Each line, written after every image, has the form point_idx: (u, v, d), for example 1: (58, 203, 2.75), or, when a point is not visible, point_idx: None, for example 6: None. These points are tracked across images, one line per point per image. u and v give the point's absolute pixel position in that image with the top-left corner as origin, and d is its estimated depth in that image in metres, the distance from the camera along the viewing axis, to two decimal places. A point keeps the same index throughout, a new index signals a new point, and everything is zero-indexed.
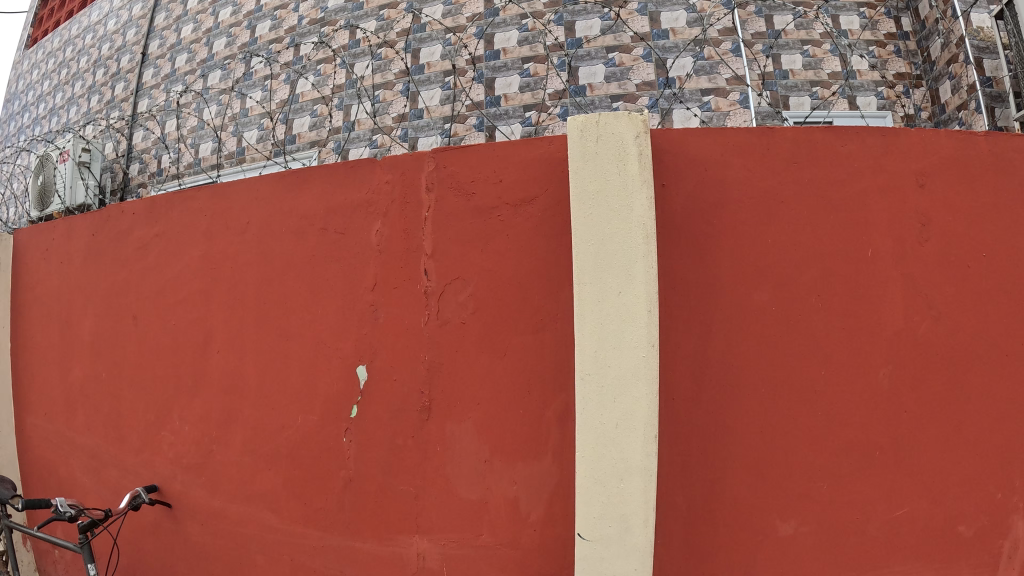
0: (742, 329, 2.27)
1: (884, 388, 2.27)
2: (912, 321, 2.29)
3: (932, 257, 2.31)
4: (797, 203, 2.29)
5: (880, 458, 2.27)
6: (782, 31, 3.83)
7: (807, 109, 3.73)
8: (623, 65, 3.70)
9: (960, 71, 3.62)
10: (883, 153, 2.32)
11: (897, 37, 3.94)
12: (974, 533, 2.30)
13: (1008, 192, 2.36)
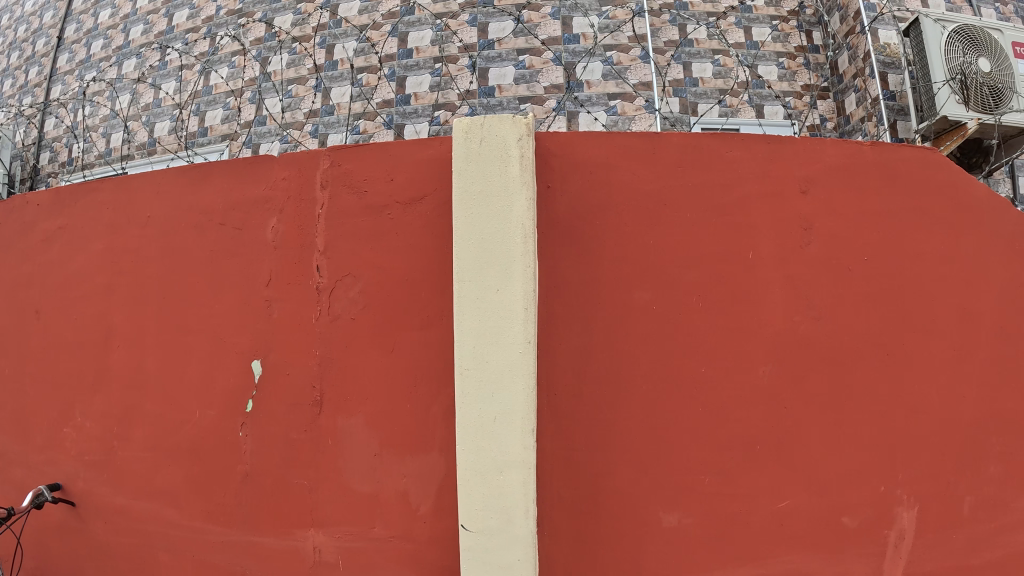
0: (627, 327, 2.32)
1: (764, 385, 2.34)
2: (792, 321, 2.36)
3: (812, 260, 2.39)
4: (682, 206, 2.35)
5: (760, 453, 2.34)
6: (695, 39, 3.93)
7: (717, 116, 3.84)
8: (533, 67, 3.77)
9: (865, 85, 3.79)
10: (767, 160, 2.40)
11: (807, 50, 4.06)
12: (858, 524, 2.37)
13: (890, 197, 2.45)
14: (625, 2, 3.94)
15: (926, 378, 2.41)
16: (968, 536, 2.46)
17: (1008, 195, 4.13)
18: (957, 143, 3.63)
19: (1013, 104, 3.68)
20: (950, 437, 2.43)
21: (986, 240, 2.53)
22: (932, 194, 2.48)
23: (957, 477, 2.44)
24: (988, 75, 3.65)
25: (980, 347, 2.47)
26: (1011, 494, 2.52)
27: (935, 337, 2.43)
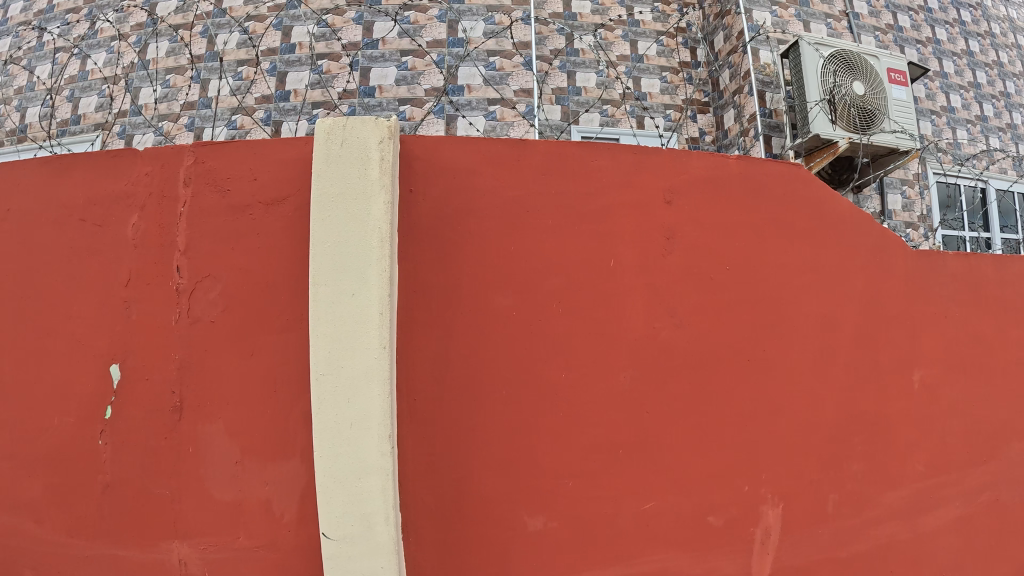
0: (486, 334, 2.20)
1: (626, 388, 2.27)
2: (653, 327, 2.30)
3: (676, 266, 2.34)
4: (544, 213, 2.25)
5: (623, 455, 2.27)
6: (580, 49, 4.00)
7: (597, 125, 3.95)
8: (415, 69, 3.77)
9: (744, 102, 3.95)
10: (633, 170, 2.33)
11: (691, 66, 4.20)
12: (724, 522, 2.36)
13: (756, 208, 2.44)
14: (510, 9, 3.95)
15: (787, 382, 2.43)
16: (832, 530, 2.51)
17: (876, 210, 4.43)
18: (829, 160, 3.85)
19: (883, 125, 3.91)
20: (811, 439, 2.47)
21: (848, 253, 2.57)
22: (796, 205, 2.49)
23: (820, 475, 2.49)
24: (863, 98, 3.88)
25: (839, 352, 2.52)
26: (873, 489, 2.59)
27: (797, 343, 2.45)
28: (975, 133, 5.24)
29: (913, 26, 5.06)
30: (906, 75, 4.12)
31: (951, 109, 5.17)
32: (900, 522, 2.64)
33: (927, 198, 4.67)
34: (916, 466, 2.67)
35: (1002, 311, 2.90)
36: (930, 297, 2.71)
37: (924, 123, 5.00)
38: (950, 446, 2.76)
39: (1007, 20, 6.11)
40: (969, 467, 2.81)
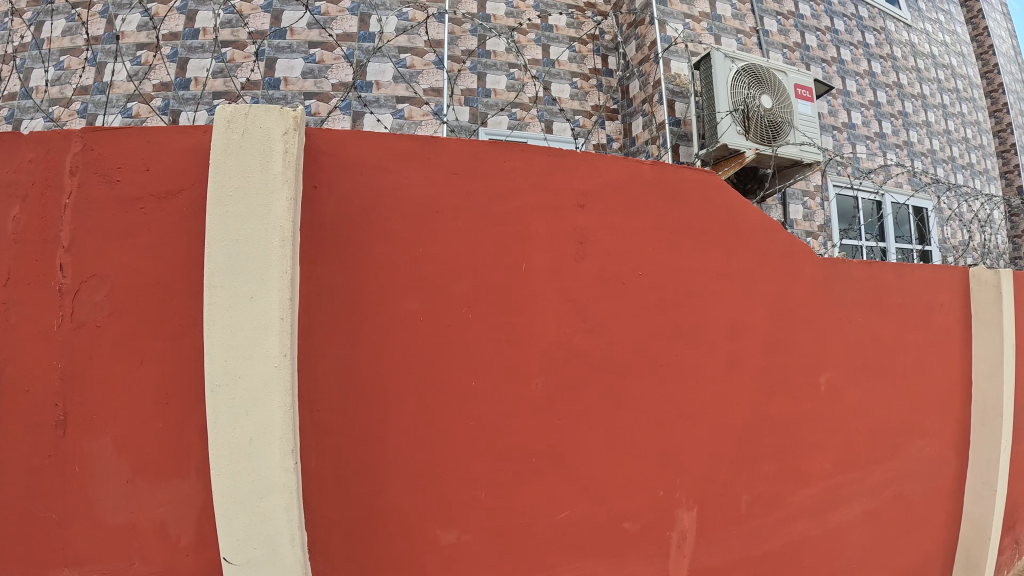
0: (393, 341, 1.90)
1: (539, 397, 2.05)
2: (565, 332, 2.08)
3: (591, 270, 2.12)
4: (453, 211, 1.96)
5: (538, 465, 2.05)
6: (492, 51, 3.95)
7: (504, 127, 3.91)
8: (323, 63, 3.65)
9: (653, 110, 3.93)
10: (548, 172, 2.08)
11: (601, 73, 4.20)
12: (639, 529, 2.21)
13: (674, 216, 2.26)
14: (425, 5, 3.87)
15: (705, 386, 2.30)
16: (745, 530, 2.42)
17: (779, 219, 4.53)
18: (736, 169, 3.87)
19: (789, 137, 3.99)
20: (728, 441, 2.36)
21: (759, 262, 2.43)
22: (710, 216, 2.33)
23: (733, 477, 2.38)
24: (770, 111, 3.92)
25: (750, 357, 2.39)
26: (786, 489, 2.51)
27: (710, 355, 2.31)
28: (873, 148, 5.51)
29: (819, 45, 5.23)
30: (811, 91, 4.23)
31: (851, 126, 5.38)
32: (810, 520, 2.58)
33: (826, 210, 4.85)
34: (824, 466, 2.62)
35: (915, 314, 2.91)
36: (838, 303, 2.65)
37: (828, 137, 5.13)
38: (859, 444, 2.73)
39: (907, 44, 6.42)
40: (876, 463, 2.82)
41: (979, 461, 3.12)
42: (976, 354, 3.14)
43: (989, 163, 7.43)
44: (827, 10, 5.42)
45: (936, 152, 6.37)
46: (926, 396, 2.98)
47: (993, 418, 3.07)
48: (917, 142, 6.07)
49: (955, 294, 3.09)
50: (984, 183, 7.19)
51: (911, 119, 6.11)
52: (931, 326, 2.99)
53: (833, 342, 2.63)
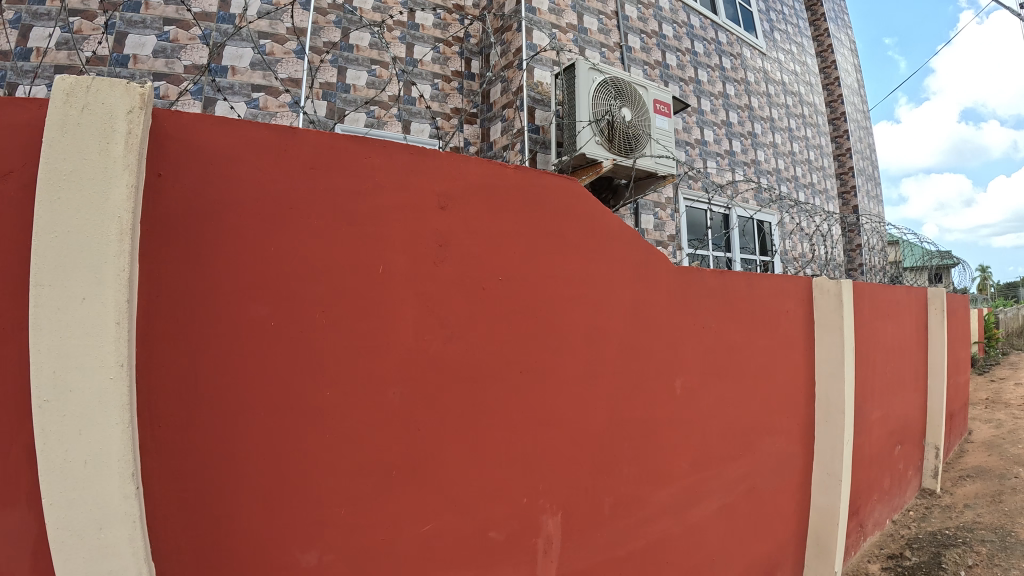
0: (233, 354, 1.43)
1: (404, 407, 1.64)
2: (423, 340, 1.67)
3: (460, 259, 1.77)
4: (299, 202, 1.53)
5: (401, 478, 1.63)
6: (356, 45, 3.85)
7: (362, 125, 3.81)
8: (178, 42, 3.46)
9: (512, 116, 3.96)
10: (408, 171, 1.68)
11: (463, 76, 4.24)
12: (506, 537, 1.84)
13: (541, 225, 1.98)
14: None
15: (580, 399, 2.07)
16: (609, 532, 2.15)
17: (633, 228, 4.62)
18: (592, 177, 3.86)
19: (643, 151, 4.05)
20: (605, 440, 2.15)
21: (614, 267, 2.20)
22: (575, 225, 2.08)
23: (594, 481, 2.11)
24: (629, 123, 3.97)
25: (607, 364, 2.15)
26: (646, 488, 2.30)
27: (580, 374, 2.07)
28: (722, 165, 5.80)
29: (678, 65, 5.45)
30: (669, 106, 4.36)
31: (704, 143, 5.61)
32: (670, 516, 2.40)
33: (676, 221, 5.07)
34: (681, 464, 2.47)
35: (769, 319, 3.00)
36: (695, 309, 2.55)
37: (683, 152, 5.28)
38: (720, 440, 2.69)
39: (760, 70, 6.82)
40: (739, 456, 2.80)
41: (823, 453, 3.29)
42: (819, 356, 3.33)
43: (829, 185, 8.01)
44: (688, 33, 5.67)
45: (781, 171, 6.80)
46: (778, 394, 3.07)
47: (834, 415, 3.26)
48: (763, 161, 6.46)
49: (800, 301, 3.25)
50: (823, 202, 7.75)
51: (760, 140, 6.48)
52: (781, 330, 3.08)
53: (699, 348, 2.57)
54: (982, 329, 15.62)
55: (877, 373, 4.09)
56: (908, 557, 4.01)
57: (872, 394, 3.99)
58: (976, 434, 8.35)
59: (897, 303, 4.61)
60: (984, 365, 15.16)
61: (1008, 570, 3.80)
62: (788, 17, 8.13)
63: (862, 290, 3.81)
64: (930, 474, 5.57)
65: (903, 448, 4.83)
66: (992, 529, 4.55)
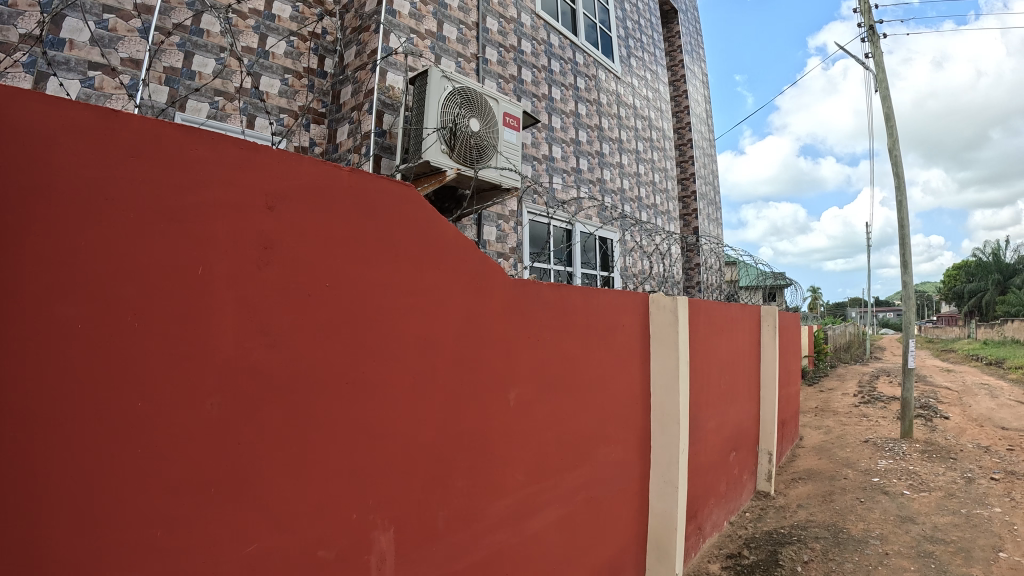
0: (24, 356, 1.09)
1: (227, 413, 1.34)
2: (249, 345, 1.38)
3: (301, 242, 1.51)
4: (102, 175, 1.19)
5: (224, 492, 1.34)
6: (206, 31, 3.65)
7: (203, 115, 3.58)
8: (15, 7, 3.05)
9: (361, 118, 3.84)
10: (236, 155, 1.39)
11: (315, 74, 4.15)
12: (339, 555, 1.58)
13: (394, 225, 1.77)
14: None
15: (429, 407, 1.88)
16: (445, 548, 1.95)
17: (474, 239, 4.58)
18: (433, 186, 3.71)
19: (490, 163, 3.93)
20: (453, 448, 1.99)
21: (458, 276, 2.02)
22: (429, 229, 1.90)
23: (431, 494, 1.90)
24: (475, 134, 3.84)
25: (447, 375, 1.96)
26: (484, 498, 2.14)
27: (428, 386, 1.88)
28: (568, 182, 5.90)
29: (533, 81, 5.55)
30: (518, 121, 4.21)
31: (551, 158, 5.69)
32: (509, 528, 2.27)
33: (517, 233, 5.14)
34: (519, 473, 2.34)
35: (604, 333, 3.02)
36: (537, 321, 2.46)
37: (528, 167, 5.31)
38: (560, 450, 2.62)
39: (613, 93, 7.09)
40: (578, 465, 2.77)
41: (659, 462, 3.42)
42: (653, 369, 3.45)
43: (671, 208, 8.44)
44: (546, 51, 5.81)
45: (625, 191, 7.08)
46: (614, 406, 3.10)
47: (670, 423, 3.41)
48: (608, 180, 6.70)
49: (637, 316, 3.34)
50: (664, 222, 8.14)
51: (607, 159, 6.72)
52: (615, 344, 3.11)
53: (542, 360, 2.50)
54: (809, 344, 16.99)
55: (711, 384, 4.28)
56: (746, 556, 4.25)
57: (705, 405, 4.16)
58: (806, 439, 9.00)
59: (732, 318, 4.88)
60: (811, 378, 16.44)
61: (841, 564, 4.20)
62: (645, 44, 8.52)
63: (696, 306, 3.99)
64: (764, 477, 5.95)
65: (738, 453, 5.10)
66: (823, 527, 4.98)
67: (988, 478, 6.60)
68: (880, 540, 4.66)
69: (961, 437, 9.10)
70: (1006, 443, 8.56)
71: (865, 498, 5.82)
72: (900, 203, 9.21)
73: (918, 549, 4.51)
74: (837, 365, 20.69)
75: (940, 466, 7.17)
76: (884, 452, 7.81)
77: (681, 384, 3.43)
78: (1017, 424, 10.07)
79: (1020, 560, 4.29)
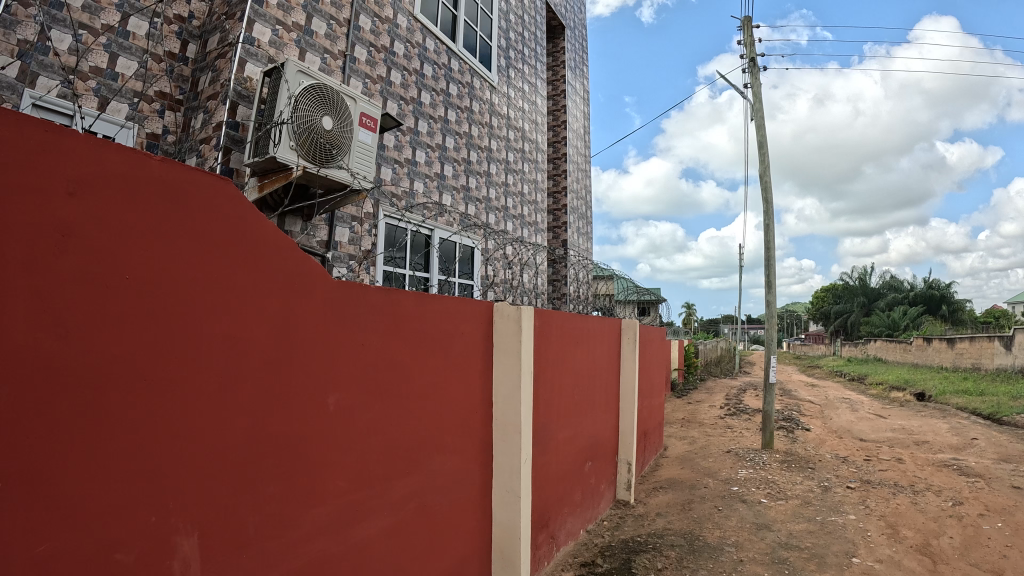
0: None
1: (12, 403, 1.22)
2: (38, 334, 1.27)
3: (108, 223, 1.40)
4: None
5: (7, 490, 1.22)
6: (67, 4, 3.35)
7: (52, 94, 3.32)
8: None
9: (216, 109, 3.64)
10: (34, 131, 1.27)
11: (176, 59, 3.95)
12: (145, 560, 1.47)
13: (218, 213, 1.68)
14: None
15: (251, 407, 1.78)
16: (263, 557, 1.83)
17: (325, 240, 4.43)
18: (281, 184, 3.59)
19: (342, 162, 3.84)
20: (279, 451, 1.89)
21: (289, 277, 1.92)
22: (260, 221, 1.81)
23: (253, 498, 1.79)
24: (329, 133, 3.72)
25: (272, 378, 1.86)
26: (314, 503, 2.04)
27: (251, 385, 1.79)
28: (431, 188, 5.83)
29: (403, 84, 5.49)
30: (376, 122, 4.20)
31: (413, 163, 5.55)
32: (335, 536, 2.15)
33: (372, 236, 5.00)
34: (353, 479, 2.25)
35: (449, 340, 2.98)
36: (376, 327, 2.39)
37: (387, 170, 5.19)
38: (399, 456, 2.55)
39: (487, 102, 7.15)
40: (418, 472, 2.70)
41: (501, 470, 3.42)
42: (497, 380, 3.43)
43: (538, 220, 8.59)
44: (420, 54, 5.79)
45: (491, 201, 7.12)
46: (458, 413, 3.07)
47: (512, 432, 3.40)
48: (474, 188, 6.69)
49: (483, 325, 3.32)
50: (530, 234, 8.27)
51: (474, 168, 6.73)
52: (460, 352, 3.09)
53: (384, 364, 2.44)
54: (679, 358, 17.64)
55: (563, 393, 4.35)
56: (600, 564, 4.34)
57: (556, 414, 4.22)
58: (669, 449, 9.33)
59: (588, 330, 5.01)
60: (680, 390, 17.10)
61: (694, 571, 4.37)
62: (526, 56, 8.64)
63: (550, 317, 4.05)
64: (624, 486, 6.11)
65: (594, 463, 5.22)
66: (680, 535, 5.16)
67: (843, 487, 7.05)
68: (736, 548, 4.89)
69: (820, 448, 9.68)
70: (861, 453, 9.18)
71: (724, 506, 6.10)
72: (766, 228, 9.75)
73: (772, 555, 4.75)
74: (703, 378, 21.65)
75: (799, 475, 7.60)
76: (745, 462, 8.21)
77: (523, 394, 3.44)
78: (872, 436, 10.82)
79: (871, 565, 4.60)
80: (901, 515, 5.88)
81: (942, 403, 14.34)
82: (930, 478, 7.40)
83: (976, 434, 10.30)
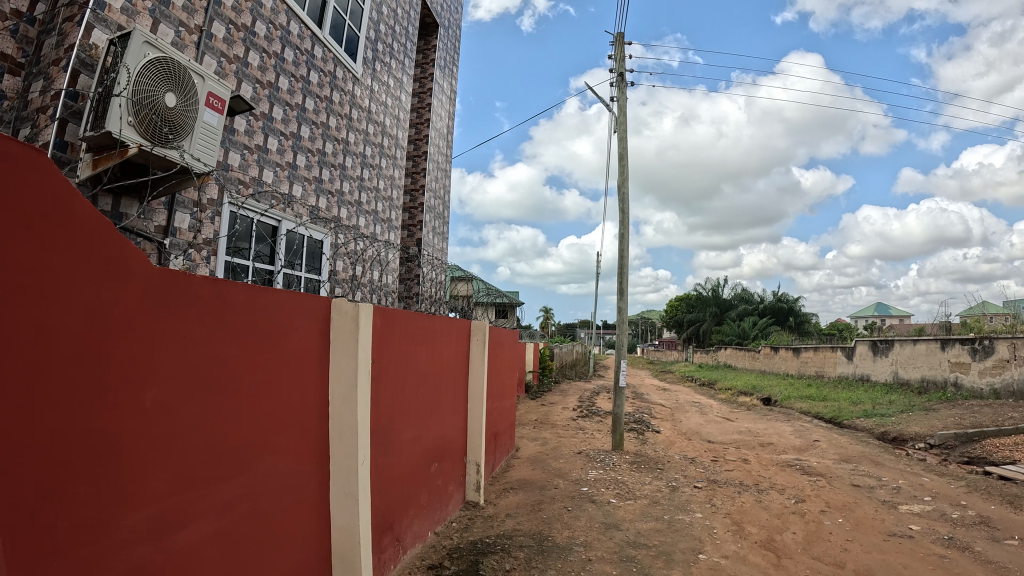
0: None
1: None
2: None
3: None
4: None
5: None
6: None
7: None
8: None
9: (55, 75, 3.35)
10: None
11: (22, 18, 3.53)
12: None
13: (31, 189, 1.53)
14: None
15: (63, 402, 1.64)
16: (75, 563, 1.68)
17: (161, 225, 4.16)
18: (112, 163, 3.29)
19: (180, 144, 3.60)
20: (93, 449, 1.75)
21: (110, 262, 1.79)
22: (77, 200, 1.67)
23: (65, 500, 1.65)
24: (170, 111, 3.50)
25: (86, 370, 1.72)
26: (134, 506, 1.91)
27: (62, 377, 1.64)
28: (281, 177, 5.59)
29: (261, 67, 5.26)
30: (224, 103, 4.01)
31: (264, 150, 5.32)
32: (156, 540, 2.01)
33: (215, 225, 4.77)
34: (177, 480, 2.12)
35: (284, 335, 2.88)
36: (203, 319, 2.27)
37: (235, 154, 4.93)
38: (228, 456, 2.43)
39: (348, 94, 7.00)
40: (249, 473, 2.58)
41: (340, 472, 3.34)
42: (338, 379, 3.35)
43: (392, 219, 8.53)
44: (282, 37, 5.58)
45: (344, 195, 6.96)
46: (292, 412, 2.97)
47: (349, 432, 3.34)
48: (327, 180, 6.51)
49: (322, 321, 3.23)
50: (382, 232, 8.18)
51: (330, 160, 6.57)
52: (296, 348, 2.99)
53: (211, 358, 2.32)
54: (534, 360, 17.96)
55: (407, 393, 4.31)
56: (447, 566, 4.33)
57: (400, 414, 4.18)
58: (521, 451, 9.46)
59: (436, 332, 5.04)
60: (535, 391, 17.47)
61: (541, 571, 4.47)
62: (395, 51, 8.55)
63: (394, 315, 4.01)
64: (473, 487, 6.15)
65: (442, 464, 5.23)
66: (530, 536, 5.25)
67: (691, 486, 7.42)
68: (586, 547, 5.04)
69: (668, 449, 10.15)
70: (706, 454, 9.71)
71: (573, 506, 6.26)
72: (623, 237, 10.13)
73: (621, 554, 4.93)
74: (557, 380, 22.21)
75: (647, 475, 7.94)
76: (596, 462, 8.51)
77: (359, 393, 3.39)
78: (719, 438, 11.46)
79: (716, 561, 4.86)
80: (745, 513, 6.25)
81: (786, 409, 15.37)
82: (774, 478, 7.91)
83: (816, 437, 11.13)
